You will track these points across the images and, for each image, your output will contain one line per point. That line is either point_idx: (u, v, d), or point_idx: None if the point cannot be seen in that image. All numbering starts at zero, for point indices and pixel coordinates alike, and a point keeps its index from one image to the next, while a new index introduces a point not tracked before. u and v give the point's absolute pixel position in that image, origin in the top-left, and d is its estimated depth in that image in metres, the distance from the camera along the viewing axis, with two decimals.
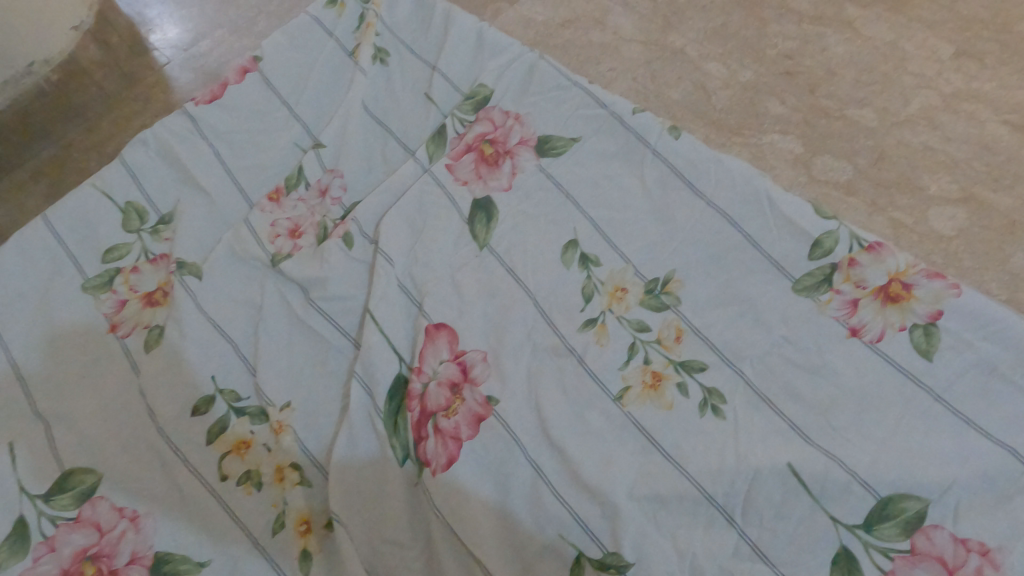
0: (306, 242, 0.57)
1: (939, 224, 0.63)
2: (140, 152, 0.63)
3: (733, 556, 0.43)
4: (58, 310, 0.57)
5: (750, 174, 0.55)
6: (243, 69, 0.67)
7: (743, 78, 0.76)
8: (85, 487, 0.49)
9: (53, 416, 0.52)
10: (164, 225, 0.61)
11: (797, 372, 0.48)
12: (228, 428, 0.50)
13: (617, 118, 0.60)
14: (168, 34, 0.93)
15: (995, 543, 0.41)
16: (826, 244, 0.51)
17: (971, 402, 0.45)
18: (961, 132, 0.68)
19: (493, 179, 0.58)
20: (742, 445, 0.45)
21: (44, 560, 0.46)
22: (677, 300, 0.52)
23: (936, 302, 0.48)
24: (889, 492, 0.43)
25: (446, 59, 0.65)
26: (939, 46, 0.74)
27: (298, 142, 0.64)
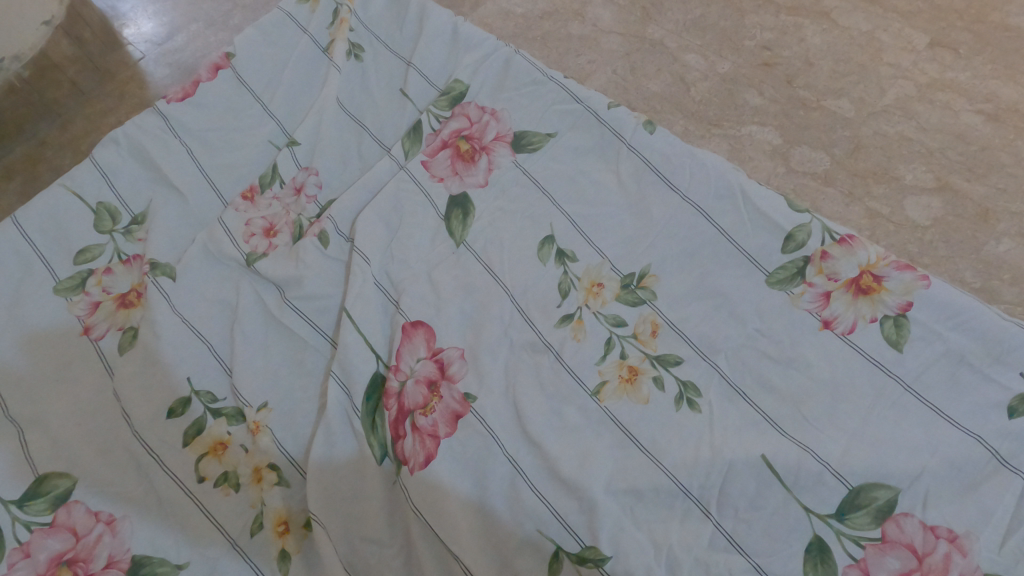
0: (281, 241, 0.57)
1: (915, 213, 0.64)
2: (111, 151, 0.62)
3: (709, 548, 0.43)
4: (30, 314, 0.56)
5: (724, 168, 0.55)
6: (216, 66, 0.66)
7: (722, 70, 0.76)
8: (60, 491, 0.49)
9: (25, 420, 0.52)
10: (138, 225, 0.60)
11: (771, 365, 0.48)
12: (205, 429, 0.50)
13: (593, 113, 0.60)
14: (143, 28, 0.92)
15: (962, 530, 0.41)
16: (799, 237, 0.52)
17: (940, 391, 0.46)
18: (936, 122, 0.69)
19: (470, 175, 0.58)
20: (718, 438, 0.46)
21: (19, 566, 0.46)
22: (652, 295, 0.52)
23: (907, 293, 0.49)
24: (861, 481, 0.43)
25: (420, 54, 0.65)
26: (914, 36, 0.74)
27: (273, 139, 0.64)
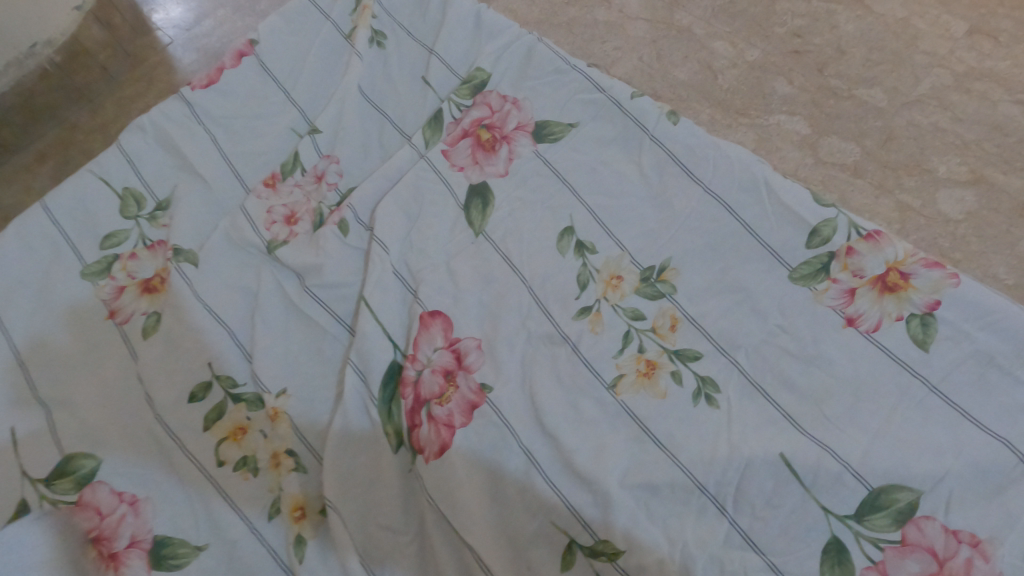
0: (302, 229, 0.57)
1: (948, 207, 0.62)
2: (138, 138, 0.63)
3: (724, 545, 0.43)
4: (59, 297, 0.57)
5: (748, 160, 0.54)
6: (240, 53, 0.66)
7: (751, 57, 0.74)
8: (86, 471, 0.50)
9: (53, 401, 0.53)
10: (162, 211, 0.60)
11: (792, 362, 0.47)
12: (225, 414, 0.51)
13: (615, 102, 0.59)
14: (171, 14, 0.92)
15: (986, 535, 0.41)
16: (825, 232, 0.51)
17: (968, 392, 0.44)
18: (972, 113, 0.66)
19: (490, 165, 0.58)
20: (735, 435, 0.46)
21: (47, 542, 0.48)
22: (673, 289, 0.52)
23: (935, 291, 0.47)
24: (882, 483, 0.43)
25: (443, 41, 0.64)
26: (952, 23, 0.72)
27: (295, 126, 0.64)
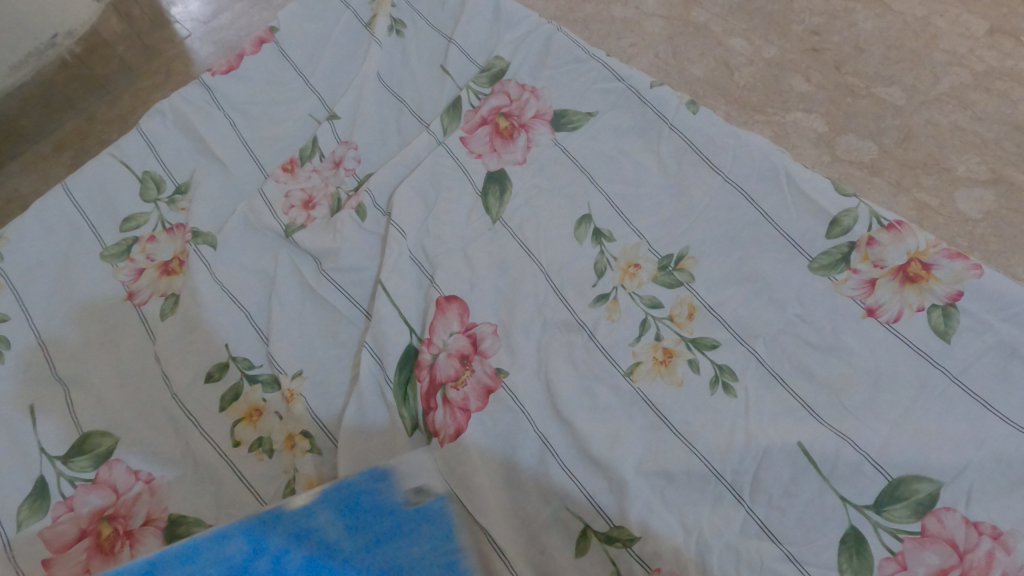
0: (319, 213, 0.57)
1: (966, 206, 0.62)
2: (158, 122, 0.63)
3: (740, 534, 0.43)
4: (78, 277, 0.57)
5: (768, 150, 0.54)
6: (259, 40, 0.67)
7: (768, 55, 0.74)
8: (103, 450, 0.50)
9: (71, 380, 0.53)
10: (181, 195, 0.61)
11: (810, 352, 0.47)
12: (241, 395, 0.51)
13: (634, 92, 0.58)
14: (190, 7, 0.90)
15: (1007, 527, 0.41)
16: (845, 222, 0.50)
17: (990, 384, 0.44)
18: (992, 112, 0.66)
19: (508, 153, 0.58)
20: (753, 424, 0.45)
21: (63, 519, 0.48)
22: (691, 277, 0.51)
23: (957, 282, 0.47)
24: (902, 473, 0.43)
25: (462, 29, 0.64)
26: (973, 22, 0.71)
27: (313, 113, 0.64)
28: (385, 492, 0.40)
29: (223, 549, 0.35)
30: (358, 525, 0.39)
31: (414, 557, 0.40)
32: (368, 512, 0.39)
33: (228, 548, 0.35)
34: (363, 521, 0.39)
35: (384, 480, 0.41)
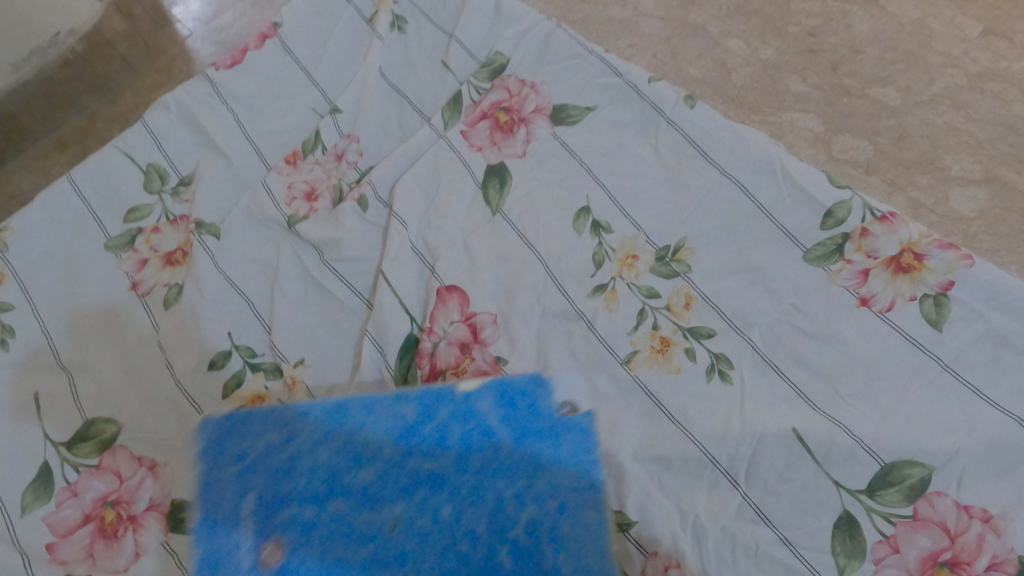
0: (321, 205, 0.58)
1: (960, 205, 0.63)
2: (162, 114, 0.64)
3: (736, 519, 0.44)
4: (83, 267, 0.58)
5: (764, 143, 0.54)
6: (263, 35, 0.67)
7: (765, 56, 0.74)
8: (106, 436, 0.51)
9: (76, 368, 0.54)
10: (185, 186, 0.62)
11: (805, 341, 0.48)
12: (244, 383, 0.52)
13: (632, 87, 0.59)
14: (191, 7, 0.88)
15: (998, 511, 0.41)
16: (838, 214, 0.51)
17: (981, 372, 0.45)
18: (987, 112, 0.66)
19: (508, 146, 0.59)
20: (748, 411, 0.46)
21: (67, 504, 0.49)
22: (687, 268, 0.52)
23: (949, 272, 0.47)
24: (894, 458, 0.43)
25: (462, 25, 0.64)
26: (966, 23, 0.70)
27: (316, 107, 0.64)
28: (543, 397, 0.44)
29: (396, 412, 0.43)
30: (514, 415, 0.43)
31: (565, 462, 0.42)
32: (525, 411, 0.43)
33: (403, 410, 0.43)
34: (519, 414, 0.43)
35: (543, 386, 0.44)
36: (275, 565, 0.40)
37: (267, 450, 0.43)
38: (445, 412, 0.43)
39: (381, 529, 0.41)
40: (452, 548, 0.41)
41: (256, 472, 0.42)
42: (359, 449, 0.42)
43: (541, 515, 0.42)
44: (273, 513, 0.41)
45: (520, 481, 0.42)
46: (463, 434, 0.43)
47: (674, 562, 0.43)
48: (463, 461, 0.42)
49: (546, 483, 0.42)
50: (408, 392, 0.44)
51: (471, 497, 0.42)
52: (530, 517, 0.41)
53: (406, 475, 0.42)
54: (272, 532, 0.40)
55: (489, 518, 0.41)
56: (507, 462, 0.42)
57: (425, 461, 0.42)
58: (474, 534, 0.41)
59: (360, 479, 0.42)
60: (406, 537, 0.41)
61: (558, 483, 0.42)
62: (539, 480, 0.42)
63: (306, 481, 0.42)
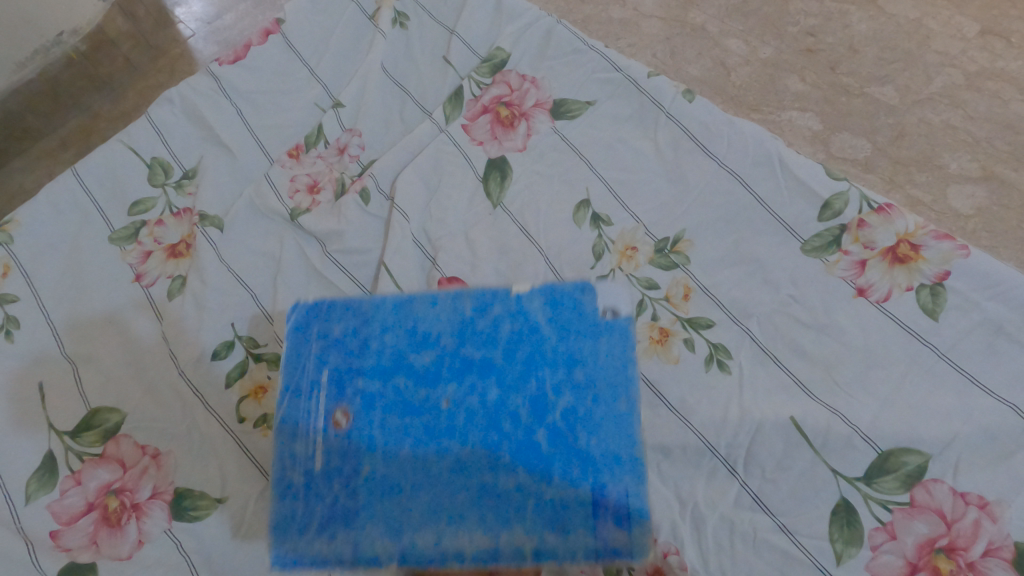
0: (324, 198, 0.59)
1: (958, 202, 0.63)
2: (166, 109, 0.65)
3: (734, 506, 0.45)
4: (87, 259, 0.58)
5: (763, 137, 0.55)
6: (266, 31, 0.67)
7: (764, 55, 0.74)
8: (110, 425, 0.51)
9: (80, 358, 0.54)
10: (188, 180, 0.62)
11: (803, 330, 0.48)
12: (247, 373, 0.53)
13: (632, 81, 0.60)
14: (194, 7, 0.88)
15: (994, 497, 0.42)
16: (836, 205, 0.51)
17: (977, 361, 0.45)
18: (984, 111, 0.66)
19: (508, 141, 0.59)
20: (747, 400, 0.47)
21: (71, 493, 0.49)
22: (686, 260, 0.53)
23: (944, 262, 0.48)
24: (891, 446, 0.44)
25: (464, 21, 0.65)
26: (964, 23, 0.71)
27: (318, 102, 0.65)
28: (588, 302, 0.44)
29: (455, 306, 0.44)
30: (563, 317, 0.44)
31: (605, 359, 0.43)
32: (573, 313, 0.44)
33: (461, 304, 0.44)
34: (566, 315, 0.44)
35: (589, 293, 0.44)
36: (343, 428, 0.41)
37: (344, 332, 0.44)
38: (500, 308, 0.44)
39: (435, 405, 0.41)
40: (497, 428, 0.41)
41: (335, 348, 0.44)
42: (423, 334, 0.44)
43: (579, 405, 0.41)
44: (343, 384, 0.42)
45: (562, 371, 0.42)
46: (515, 327, 0.44)
47: (673, 549, 0.44)
48: (514, 351, 0.43)
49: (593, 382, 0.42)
50: (469, 289, 0.45)
51: (521, 389, 0.42)
52: (574, 412, 0.41)
53: (460, 359, 0.43)
54: (342, 401, 0.42)
55: (535, 409, 0.41)
56: (551, 354, 0.43)
57: (478, 349, 0.43)
58: (518, 417, 0.41)
59: (420, 360, 0.43)
60: (455, 414, 0.41)
61: (596, 379, 0.42)
62: (580, 372, 0.42)
63: (372, 362, 0.43)
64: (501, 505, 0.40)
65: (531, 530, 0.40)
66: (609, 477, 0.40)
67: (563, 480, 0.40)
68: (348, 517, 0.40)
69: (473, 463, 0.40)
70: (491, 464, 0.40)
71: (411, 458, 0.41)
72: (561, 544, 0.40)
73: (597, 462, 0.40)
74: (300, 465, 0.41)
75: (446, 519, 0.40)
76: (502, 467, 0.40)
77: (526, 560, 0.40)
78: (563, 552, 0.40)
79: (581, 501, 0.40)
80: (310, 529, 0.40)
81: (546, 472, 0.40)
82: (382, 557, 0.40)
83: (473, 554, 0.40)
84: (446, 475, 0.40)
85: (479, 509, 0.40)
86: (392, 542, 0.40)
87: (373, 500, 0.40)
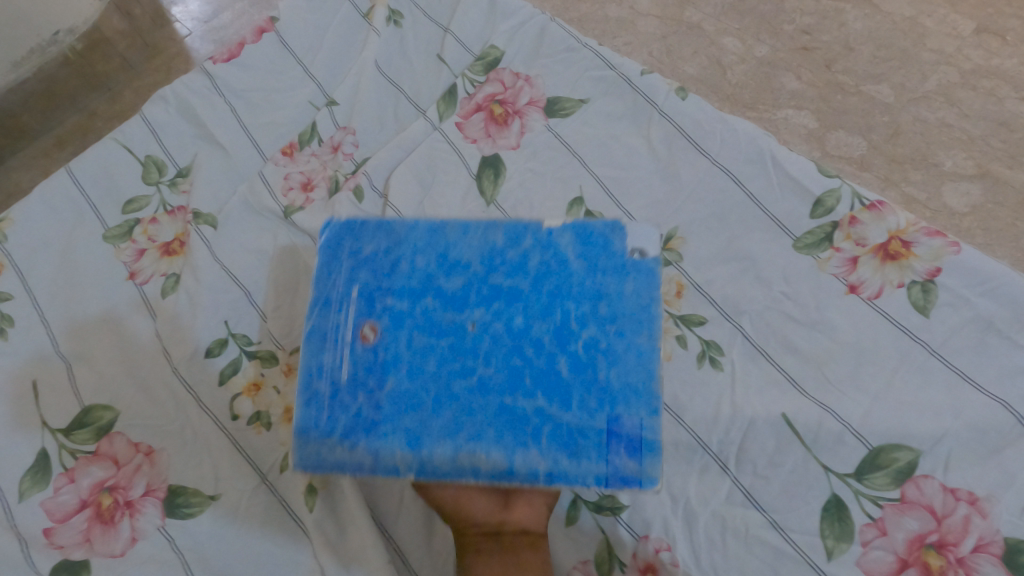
0: (317, 195, 0.59)
1: (953, 200, 0.63)
2: (160, 107, 0.65)
3: (726, 502, 0.45)
4: (81, 257, 0.59)
5: (755, 134, 0.55)
6: (260, 29, 0.67)
7: (760, 54, 0.73)
8: (103, 423, 0.51)
9: (74, 356, 0.54)
10: (182, 178, 0.62)
11: (795, 327, 0.49)
12: (240, 371, 0.53)
13: (625, 79, 0.60)
14: (190, 7, 0.88)
15: (983, 493, 0.42)
16: (828, 203, 0.51)
17: (968, 357, 0.45)
18: (979, 109, 0.66)
19: (502, 138, 0.59)
20: (739, 396, 0.47)
21: (65, 490, 0.49)
22: (678, 257, 0.53)
23: (935, 259, 0.48)
24: (881, 442, 0.44)
25: (458, 19, 0.65)
26: (960, 22, 0.71)
27: (312, 100, 0.65)
28: (617, 240, 0.43)
29: (487, 235, 0.44)
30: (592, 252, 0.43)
31: (631, 295, 0.42)
32: (601, 250, 0.43)
33: (493, 232, 0.44)
34: (596, 252, 0.43)
35: (619, 231, 0.43)
36: (371, 341, 0.41)
37: (375, 250, 0.43)
38: (531, 240, 0.44)
39: (461, 326, 0.41)
40: (520, 354, 0.40)
41: (364, 266, 0.43)
42: (454, 258, 0.43)
43: (601, 337, 0.41)
44: (373, 300, 0.42)
45: (587, 304, 0.42)
46: (544, 259, 0.43)
47: (665, 545, 0.44)
48: (542, 281, 0.42)
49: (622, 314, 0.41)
50: (501, 219, 0.44)
51: (547, 316, 0.41)
52: (598, 343, 0.40)
53: (489, 286, 0.42)
54: (371, 316, 0.41)
55: (559, 337, 0.41)
56: (578, 287, 0.42)
57: (506, 278, 0.42)
58: (541, 344, 0.41)
59: (449, 284, 0.42)
60: (481, 336, 0.41)
61: (621, 312, 0.41)
62: (606, 307, 0.41)
63: (402, 281, 0.42)
64: (519, 425, 0.39)
65: (547, 454, 0.39)
66: (625, 408, 0.39)
67: (580, 407, 0.39)
68: (370, 428, 0.39)
69: (496, 384, 0.40)
70: (512, 387, 0.40)
71: (435, 374, 0.40)
72: (574, 468, 0.39)
73: (615, 394, 0.40)
74: (326, 375, 0.40)
75: (464, 435, 0.39)
76: (523, 390, 0.40)
77: (540, 482, 0.39)
78: (575, 476, 0.39)
79: (597, 429, 0.39)
80: (332, 437, 0.40)
81: (565, 398, 0.40)
82: (400, 467, 0.39)
83: (489, 471, 0.39)
84: (469, 394, 0.40)
85: (497, 428, 0.39)
86: (410, 457, 0.39)
87: (395, 413, 0.39)
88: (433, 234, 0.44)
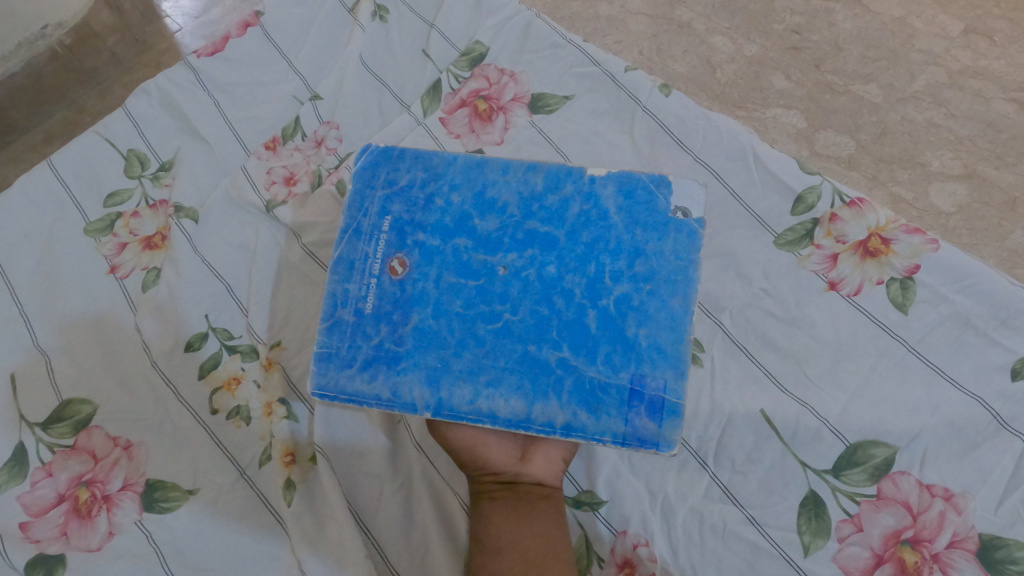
0: (300, 189, 0.59)
1: (940, 200, 0.64)
2: (143, 101, 0.64)
3: (704, 498, 0.45)
4: (62, 250, 0.58)
5: (737, 131, 0.55)
6: (245, 24, 0.67)
7: (749, 52, 0.73)
8: (81, 417, 0.51)
9: (52, 349, 0.54)
10: (164, 172, 0.62)
11: (774, 324, 0.49)
12: (220, 364, 0.53)
13: (609, 75, 0.60)
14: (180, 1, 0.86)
15: (959, 489, 0.42)
16: (809, 199, 0.51)
17: (946, 354, 0.46)
18: (966, 109, 0.66)
19: (486, 134, 0.59)
20: (718, 392, 0.47)
21: (42, 484, 0.49)
22: None
23: (914, 256, 0.48)
24: (858, 438, 0.44)
25: (444, 15, 0.65)
26: (949, 22, 0.70)
27: (296, 94, 0.65)
28: (662, 196, 0.43)
29: (526, 178, 0.44)
30: (633, 207, 0.43)
31: (669, 255, 0.42)
32: (644, 205, 0.43)
33: (534, 177, 0.44)
34: (637, 206, 0.43)
35: (664, 187, 0.44)
36: (399, 275, 0.42)
37: (412, 184, 0.45)
38: (572, 187, 0.44)
39: (492, 268, 0.42)
40: (549, 302, 0.41)
41: (401, 200, 0.44)
42: (490, 199, 0.44)
43: (633, 294, 0.41)
44: (404, 234, 0.43)
45: (623, 260, 0.42)
46: (584, 209, 0.43)
47: (643, 541, 0.44)
48: (578, 232, 0.43)
49: (658, 275, 0.41)
50: (543, 162, 0.45)
51: (580, 266, 0.42)
52: (629, 301, 0.41)
53: (524, 231, 0.43)
54: (402, 250, 0.43)
55: (592, 290, 0.41)
56: (615, 241, 0.42)
57: (542, 224, 0.43)
58: (572, 295, 0.41)
59: (484, 224, 0.43)
60: (511, 280, 0.41)
61: (657, 271, 0.42)
62: (642, 265, 0.42)
63: (437, 217, 0.43)
64: (542, 373, 0.40)
65: (565, 405, 0.39)
66: (650, 368, 0.40)
67: (605, 362, 0.40)
68: (392, 361, 0.41)
69: (521, 329, 0.41)
70: (539, 333, 0.40)
71: (463, 314, 0.41)
72: (592, 423, 0.39)
73: (641, 352, 0.40)
74: (351, 303, 0.42)
75: (485, 377, 0.40)
76: (549, 340, 0.40)
77: (556, 433, 0.39)
78: (593, 431, 0.39)
79: (619, 386, 0.40)
80: (354, 366, 0.41)
81: (590, 352, 0.40)
82: (418, 404, 0.40)
83: (506, 417, 0.39)
84: (494, 334, 0.41)
85: (519, 374, 0.40)
86: (430, 391, 0.40)
87: (418, 346, 0.41)
88: (471, 173, 0.44)
